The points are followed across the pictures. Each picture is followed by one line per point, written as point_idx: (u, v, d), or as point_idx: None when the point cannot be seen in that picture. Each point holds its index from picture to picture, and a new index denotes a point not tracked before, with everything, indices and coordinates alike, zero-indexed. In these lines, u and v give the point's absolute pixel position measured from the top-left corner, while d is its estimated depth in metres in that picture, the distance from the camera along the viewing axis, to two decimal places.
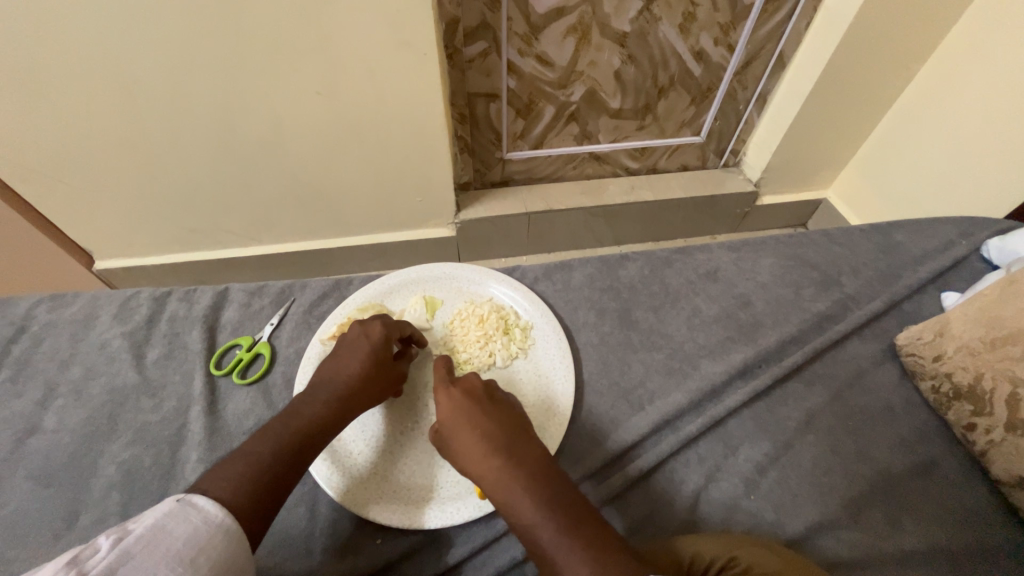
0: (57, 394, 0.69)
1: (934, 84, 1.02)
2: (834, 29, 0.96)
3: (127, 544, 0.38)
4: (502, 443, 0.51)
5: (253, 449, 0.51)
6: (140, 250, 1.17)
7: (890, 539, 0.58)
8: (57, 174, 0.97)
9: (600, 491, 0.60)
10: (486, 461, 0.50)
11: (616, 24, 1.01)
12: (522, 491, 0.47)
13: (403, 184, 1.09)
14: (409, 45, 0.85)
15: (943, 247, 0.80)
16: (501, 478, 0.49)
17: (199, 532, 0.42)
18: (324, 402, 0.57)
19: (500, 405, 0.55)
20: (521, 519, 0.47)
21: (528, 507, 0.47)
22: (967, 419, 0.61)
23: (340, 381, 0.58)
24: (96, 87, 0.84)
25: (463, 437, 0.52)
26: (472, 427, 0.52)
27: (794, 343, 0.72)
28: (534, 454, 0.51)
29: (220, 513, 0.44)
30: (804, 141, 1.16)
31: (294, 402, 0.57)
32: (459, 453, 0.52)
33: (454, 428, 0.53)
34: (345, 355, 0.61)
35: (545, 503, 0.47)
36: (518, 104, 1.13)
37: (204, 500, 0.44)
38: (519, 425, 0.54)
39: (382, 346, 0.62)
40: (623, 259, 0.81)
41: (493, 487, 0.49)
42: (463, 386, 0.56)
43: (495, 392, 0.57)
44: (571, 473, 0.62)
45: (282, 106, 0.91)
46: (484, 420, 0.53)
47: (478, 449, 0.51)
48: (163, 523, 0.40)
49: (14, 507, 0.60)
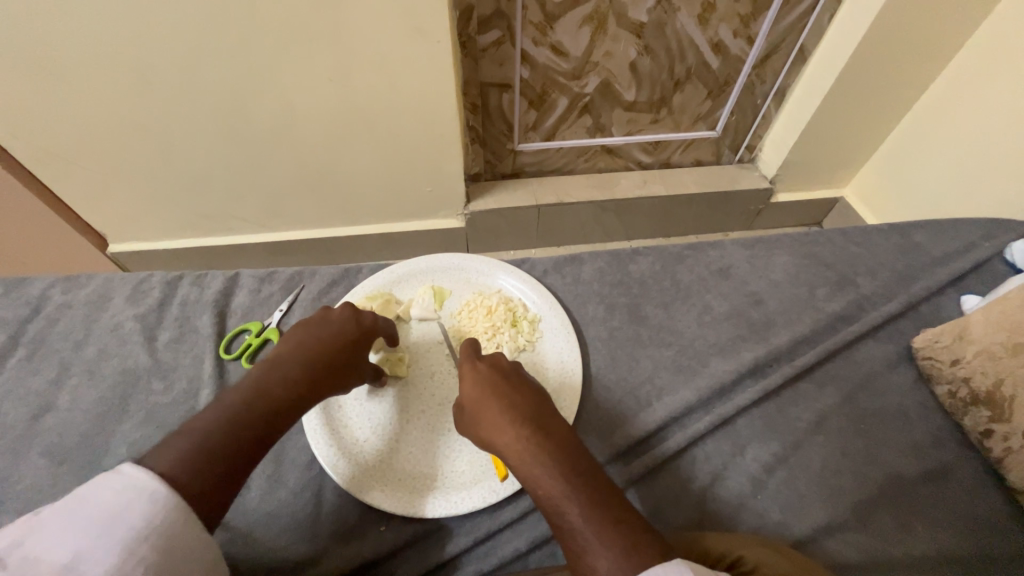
0: (70, 374, 0.69)
1: (959, 81, 0.99)
2: (859, 20, 0.93)
3: (41, 517, 0.40)
4: (531, 416, 0.51)
5: (208, 427, 0.47)
6: (153, 235, 1.18)
7: (900, 544, 0.57)
8: (72, 156, 0.97)
9: (626, 473, 0.61)
10: (513, 430, 0.50)
11: (634, 13, 0.99)
12: (549, 462, 0.47)
13: (414, 174, 1.09)
14: (422, 32, 0.84)
15: (964, 249, 0.78)
16: (527, 448, 0.49)
17: (118, 497, 0.41)
18: (297, 382, 0.54)
19: (526, 384, 0.55)
20: (545, 490, 0.46)
21: (554, 477, 0.46)
22: (984, 425, 0.60)
23: (313, 359, 0.56)
24: (108, 70, 0.84)
25: (491, 408, 0.52)
26: (501, 400, 0.53)
27: (806, 343, 0.71)
28: (561, 430, 0.51)
29: (145, 476, 0.42)
30: (823, 138, 1.14)
31: (257, 374, 0.53)
32: (484, 423, 0.52)
33: (483, 401, 0.53)
34: (319, 331, 0.59)
35: (571, 474, 0.46)
36: (530, 95, 1.12)
37: (136, 464, 0.43)
38: (544, 403, 0.54)
39: (364, 340, 0.61)
40: (634, 254, 0.80)
41: (520, 457, 0.49)
42: (491, 364, 0.57)
43: (522, 373, 0.57)
44: (597, 454, 0.63)
45: (294, 92, 0.90)
46: (512, 395, 0.53)
47: (504, 420, 0.51)
48: (83, 493, 0.41)
49: (28, 483, 0.61)
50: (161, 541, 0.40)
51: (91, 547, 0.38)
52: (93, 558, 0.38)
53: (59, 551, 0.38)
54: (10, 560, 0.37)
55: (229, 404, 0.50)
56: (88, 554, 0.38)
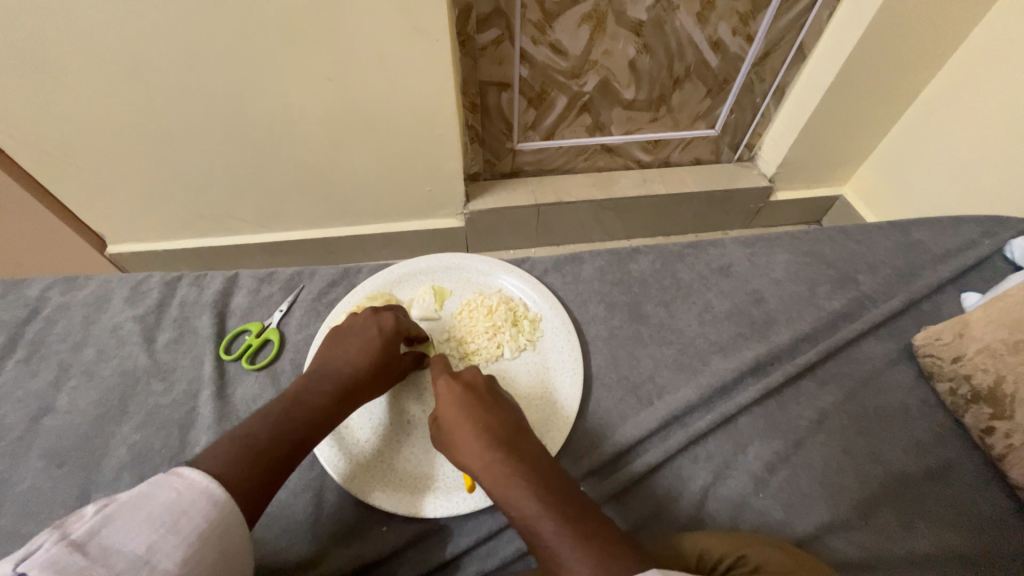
0: (69, 375, 0.69)
1: (957, 79, 0.99)
2: (859, 18, 0.93)
3: (112, 508, 0.39)
4: (505, 437, 0.51)
5: (252, 431, 0.50)
6: (153, 235, 1.17)
7: (902, 541, 0.57)
8: (71, 157, 0.97)
9: (602, 488, 0.59)
10: (488, 452, 0.50)
11: (633, 12, 0.99)
12: (523, 482, 0.47)
13: (414, 173, 1.08)
14: (421, 31, 0.84)
15: (964, 246, 0.78)
16: (501, 468, 0.49)
17: (183, 497, 0.42)
18: (330, 391, 0.57)
19: (500, 403, 0.55)
20: (519, 509, 0.46)
21: (529, 498, 0.46)
22: (986, 423, 0.60)
23: (345, 372, 0.58)
24: (105, 70, 0.84)
25: (466, 429, 0.52)
26: (475, 421, 0.52)
27: (807, 341, 0.71)
28: (534, 450, 0.51)
29: (206, 479, 0.44)
30: (823, 137, 1.14)
31: (294, 387, 0.56)
32: (459, 443, 0.52)
33: (457, 421, 0.53)
34: (347, 342, 0.61)
35: (546, 494, 0.46)
36: (529, 94, 1.12)
37: (193, 469, 0.45)
38: (518, 423, 0.54)
39: (393, 338, 0.62)
40: (634, 253, 0.80)
41: (495, 478, 0.48)
42: (465, 382, 0.56)
43: (497, 391, 0.57)
44: (571, 471, 0.61)
45: (293, 92, 0.90)
46: (485, 416, 0.53)
47: (480, 441, 0.51)
48: (148, 490, 0.41)
49: (26, 485, 0.60)
50: (218, 542, 0.42)
51: (162, 542, 0.39)
52: (166, 553, 0.39)
53: (133, 542, 0.38)
54: (89, 549, 0.37)
55: (271, 413, 0.53)
56: (160, 551, 0.38)
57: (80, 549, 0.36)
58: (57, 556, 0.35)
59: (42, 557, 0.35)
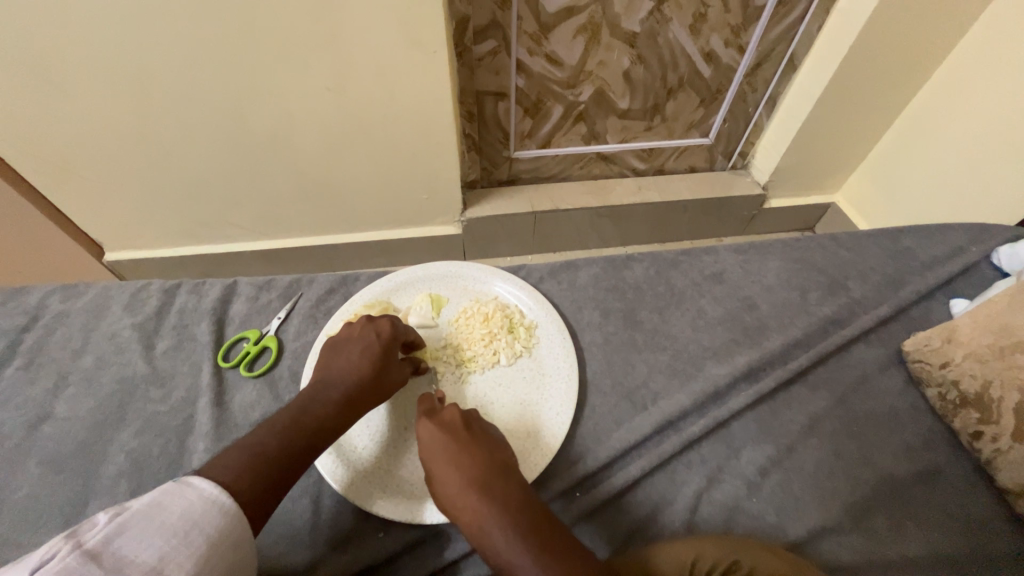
0: (68, 383, 0.69)
1: (945, 88, 1.02)
2: (847, 30, 0.95)
3: (124, 517, 0.39)
4: (481, 481, 0.51)
5: (260, 440, 0.51)
6: (151, 243, 1.18)
7: (893, 544, 0.58)
8: (71, 165, 0.98)
9: (573, 509, 0.59)
10: (464, 499, 0.51)
11: (627, 24, 1.01)
12: (500, 531, 0.48)
13: (411, 180, 1.09)
14: (419, 43, 0.85)
15: (952, 253, 0.80)
16: (480, 515, 0.49)
17: (194, 507, 0.43)
18: (334, 400, 0.57)
19: (481, 439, 0.55)
20: (500, 560, 0.48)
21: (506, 548, 0.47)
22: (974, 427, 0.61)
23: (351, 380, 0.59)
24: (107, 80, 0.85)
25: (442, 474, 0.53)
26: (452, 465, 0.53)
27: (799, 347, 0.72)
28: (510, 490, 0.51)
29: (216, 490, 0.45)
30: (815, 146, 1.16)
31: (300, 398, 0.57)
32: (440, 488, 0.53)
33: (434, 464, 0.54)
34: (346, 351, 0.61)
35: (522, 543, 0.47)
36: (526, 104, 1.13)
37: (202, 479, 0.45)
38: (495, 460, 0.54)
39: (391, 344, 0.63)
40: (629, 260, 0.81)
41: (472, 525, 0.50)
42: (444, 422, 0.56)
43: (475, 425, 0.57)
44: (544, 492, 0.61)
45: (291, 100, 0.91)
46: (462, 457, 0.53)
47: (456, 487, 0.52)
48: (159, 499, 0.42)
49: (25, 493, 0.61)
50: (228, 553, 0.42)
51: (175, 552, 0.39)
52: (179, 563, 0.39)
53: (148, 553, 0.38)
54: (103, 558, 0.37)
55: (278, 423, 0.54)
56: (173, 561, 0.39)
57: (94, 558, 0.36)
58: (72, 564, 0.35)
59: (58, 565, 0.35)
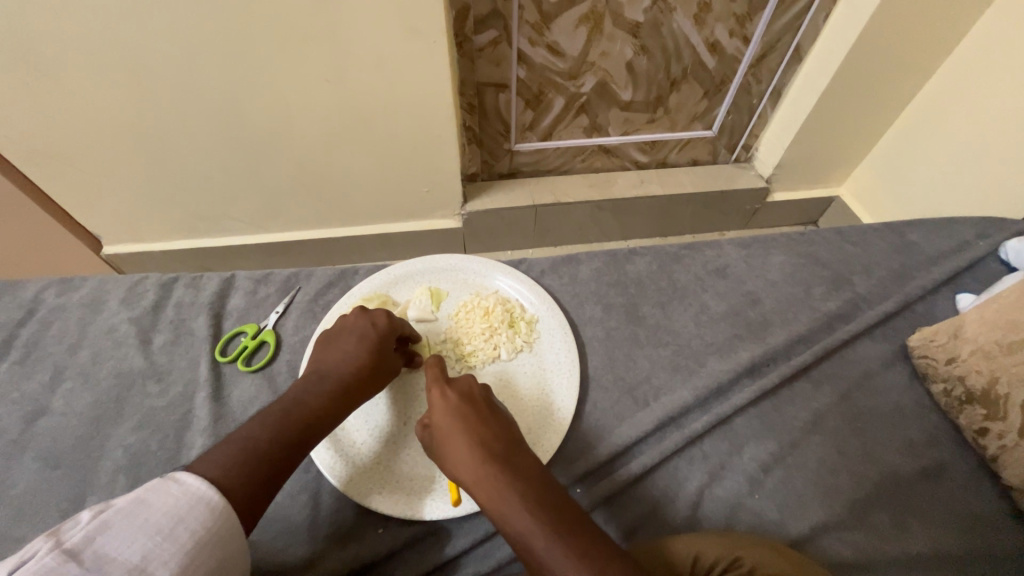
0: (65, 377, 0.69)
1: (953, 80, 1.00)
2: (853, 21, 0.94)
3: (107, 515, 0.39)
4: (499, 451, 0.52)
5: (252, 433, 0.51)
6: (148, 236, 1.17)
7: (896, 541, 0.57)
8: (67, 157, 0.97)
9: (591, 495, 0.59)
10: (482, 466, 0.50)
11: (630, 13, 1.00)
12: (515, 497, 0.48)
13: (411, 173, 1.08)
14: (419, 33, 0.84)
15: (958, 248, 0.79)
16: (496, 481, 0.49)
17: (179, 503, 0.42)
18: (328, 391, 0.57)
19: (497, 415, 0.56)
20: (513, 525, 0.47)
21: (524, 514, 0.47)
22: (979, 424, 0.60)
23: (345, 371, 0.58)
24: (102, 72, 0.84)
25: (459, 442, 0.52)
26: (470, 432, 0.53)
27: (803, 343, 0.71)
28: (528, 462, 0.51)
29: (204, 486, 0.44)
30: (819, 139, 1.15)
31: (293, 388, 0.57)
32: (455, 456, 0.52)
33: (452, 432, 0.53)
34: (341, 342, 0.61)
35: (541, 510, 0.47)
36: (527, 95, 1.12)
37: (191, 474, 0.45)
38: (512, 435, 0.54)
39: (386, 335, 0.62)
40: (631, 254, 0.80)
41: (488, 492, 0.49)
42: (460, 392, 0.56)
43: (492, 402, 0.57)
44: (561, 478, 0.61)
45: (289, 92, 0.90)
46: (481, 426, 0.53)
47: (473, 454, 0.51)
48: (144, 495, 0.41)
49: (21, 488, 0.60)
50: (215, 550, 0.42)
51: (158, 550, 0.39)
52: (163, 562, 0.39)
53: (130, 551, 0.38)
54: (84, 557, 0.36)
55: (271, 414, 0.53)
56: (155, 560, 0.38)
57: (74, 558, 0.36)
58: (51, 563, 0.35)
59: (36, 565, 0.35)
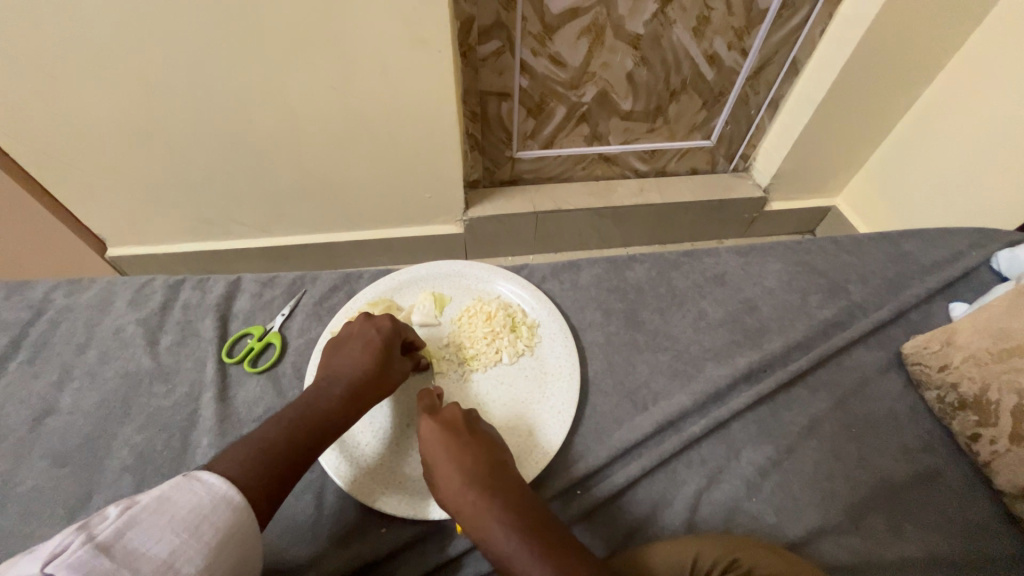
0: (72, 377, 0.70)
1: (948, 92, 1.02)
2: (848, 35, 0.96)
3: (135, 511, 0.40)
4: (481, 476, 0.52)
5: (266, 435, 0.52)
6: (152, 239, 1.18)
7: (891, 545, 0.58)
8: (74, 160, 0.98)
9: (581, 503, 0.60)
10: (463, 494, 0.51)
11: (631, 26, 1.02)
12: (496, 522, 0.49)
13: (414, 179, 1.10)
14: (425, 43, 0.86)
15: (953, 257, 0.80)
16: (477, 509, 0.50)
17: (202, 502, 0.43)
18: (339, 395, 0.58)
19: (481, 439, 0.56)
20: (495, 549, 0.48)
21: (503, 538, 0.48)
22: (972, 430, 0.61)
23: (354, 375, 0.59)
24: (114, 77, 0.85)
25: (443, 471, 0.53)
26: (452, 460, 0.54)
27: (800, 349, 0.72)
28: (511, 487, 0.52)
29: (225, 486, 0.45)
30: (816, 150, 1.17)
31: (306, 393, 0.58)
32: (440, 484, 0.53)
33: (435, 462, 0.54)
34: (348, 349, 0.62)
35: (520, 533, 0.48)
36: (529, 104, 1.13)
37: (212, 474, 0.46)
38: (496, 459, 0.55)
39: (391, 339, 0.63)
40: (631, 261, 0.82)
41: (470, 519, 0.50)
42: (444, 421, 0.57)
43: (478, 427, 0.58)
44: (542, 491, 0.61)
45: (296, 98, 0.92)
46: (462, 454, 0.54)
47: (455, 482, 0.52)
48: (170, 494, 0.42)
49: (29, 486, 0.61)
50: (235, 549, 0.43)
51: (184, 547, 0.40)
52: (188, 558, 0.40)
53: (158, 547, 0.39)
54: (114, 551, 0.37)
55: (286, 417, 0.54)
56: (181, 557, 0.39)
57: (106, 552, 0.37)
58: (84, 557, 0.36)
59: (70, 559, 0.35)
